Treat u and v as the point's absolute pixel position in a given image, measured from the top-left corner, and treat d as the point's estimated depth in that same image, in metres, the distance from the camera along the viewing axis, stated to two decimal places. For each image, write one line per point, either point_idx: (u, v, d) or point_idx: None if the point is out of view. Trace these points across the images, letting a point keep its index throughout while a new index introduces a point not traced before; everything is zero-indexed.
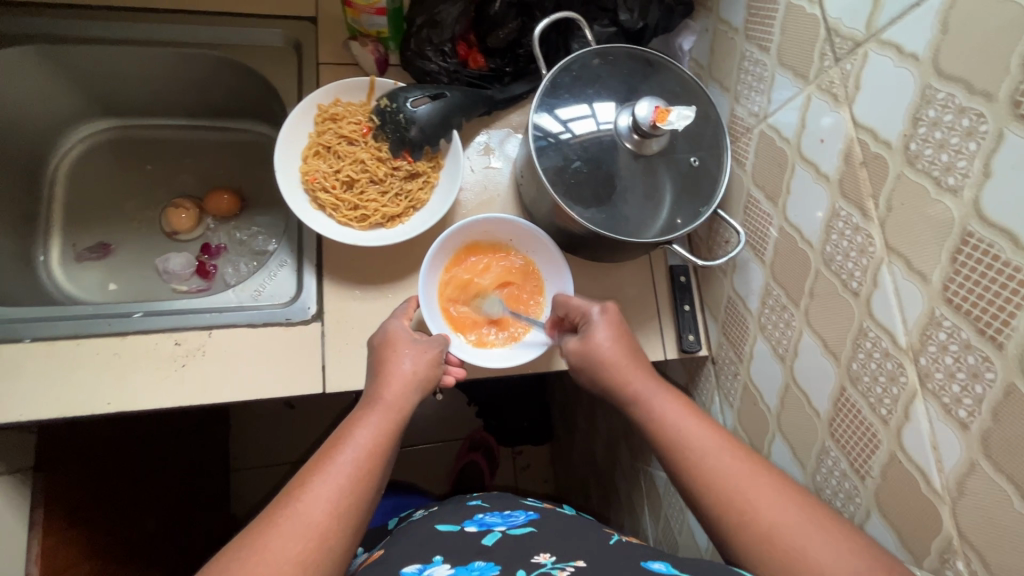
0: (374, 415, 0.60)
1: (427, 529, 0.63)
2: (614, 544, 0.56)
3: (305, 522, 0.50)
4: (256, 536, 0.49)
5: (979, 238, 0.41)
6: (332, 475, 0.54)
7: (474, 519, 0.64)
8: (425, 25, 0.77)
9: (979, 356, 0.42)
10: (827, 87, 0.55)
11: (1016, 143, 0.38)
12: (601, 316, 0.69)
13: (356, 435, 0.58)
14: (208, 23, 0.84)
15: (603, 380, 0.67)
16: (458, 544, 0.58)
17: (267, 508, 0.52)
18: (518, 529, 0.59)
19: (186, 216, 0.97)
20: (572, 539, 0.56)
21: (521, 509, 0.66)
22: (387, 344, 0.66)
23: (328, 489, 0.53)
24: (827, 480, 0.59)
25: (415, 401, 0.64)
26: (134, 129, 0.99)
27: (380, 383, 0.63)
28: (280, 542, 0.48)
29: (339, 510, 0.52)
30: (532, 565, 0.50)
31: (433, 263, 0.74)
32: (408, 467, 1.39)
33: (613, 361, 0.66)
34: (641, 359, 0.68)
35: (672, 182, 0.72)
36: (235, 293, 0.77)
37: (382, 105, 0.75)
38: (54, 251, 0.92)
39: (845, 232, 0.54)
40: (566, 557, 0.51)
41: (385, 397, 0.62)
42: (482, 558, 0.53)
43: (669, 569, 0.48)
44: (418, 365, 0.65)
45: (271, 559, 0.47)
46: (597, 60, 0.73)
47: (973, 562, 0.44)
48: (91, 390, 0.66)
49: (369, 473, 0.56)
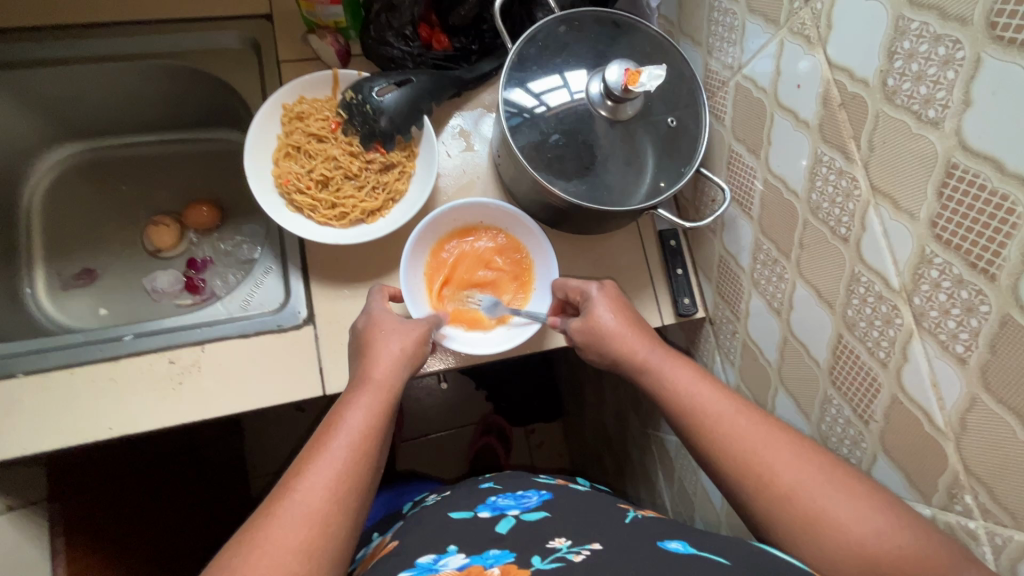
0: (365, 396, 0.60)
1: (440, 517, 0.64)
2: (630, 521, 0.56)
3: (304, 509, 0.50)
4: (255, 529, 0.49)
5: (964, 169, 0.40)
6: (327, 460, 0.54)
7: (486, 503, 0.65)
8: (383, 10, 0.75)
9: (973, 290, 0.41)
10: (798, 30, 0.53)
11: (995, 66, 0.37)
12: (598, 293, 0.69)
13: (348, 418, 0.58)
14: (160, 32, 0.81)
15: (612, 355, 0.66)
16: (472, 531, 0.58)
17: (266, 500, 0.52)
18: (532, 513, 0.60)
19: (168, 232, 0.95)
20: (583, 519, 0.56)
21: (533, 489, 0.67)
22: (373, 326, 0.66)
23: (325, 473, 0.53)
24: (832, 429, 0.59)
25: (405, 378, 0.64)
26: (103, 150, 0.97)
27: (369, 362, 0.63)
28: (281, 531, 0.48)
29: (338, 495, 0.52)
30: (547, 550, 0.50)
31: (450, 216, 0.74)
32: (423, 458, 1.40)
33: (620, 338, 0.66)
34: (645, 332, 0.67)
35: (652, 145, 0.71)
36: (223, 305, 0.76)
37: (348, 99, 0.73)
38: (39, 283, 0.91)
39: (830, 177, 0.53)
40: (581, 541, 0.51)
41: (375, 376, 0.62)
42: (496, 546, 0.53)
43: (686, 548, 0.47)
44: (406, 343, 0.65)
45: (271, 549, 0.47)
46: (563, 28, 0.71)
47: (981, 495, 0.44)
48: (92, 418, 0.66)
49: (365, 455, 0.56)
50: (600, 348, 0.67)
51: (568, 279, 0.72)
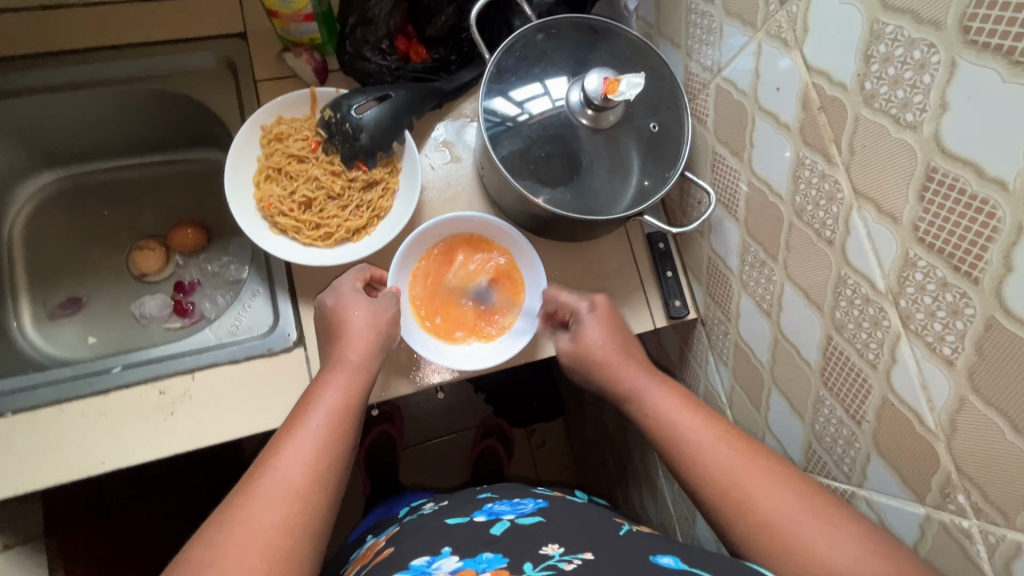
0: (340, 376, 0.62)
1: (436, 523, 0.64)
2: (624, 534, 0.56)
3: (285, 486, 0.51)
4: (235, 507, 0.49)
5: (944, 173, 0.40)
6: (304, 437, 0.55)
7: (483, 509, 0.66)
8: (358, 24, 0.75)
9: (958, 293, 0.41)
10: (775, 33, 0.53)
11: (970, 71, 0.37)
12: (590, 314, 0.70)
13: (324, 397, 0.59)
14: (133, 56, 0.80)
15: (598, 380, 0.67)
16: (467, 535, 0.59)
17: (242, 480, 0.52)
18: (527, 519, 0.60)
19: (153, 257, 0.94)
20: (580, 530, 0.56)
21: (530, 497, 0.68)
22: (342, 307, 0.66)
23: (304, 448, 0.54)
24: (826, 429, 0.59)
25: (379, 359, 0.66)
26: (84, 177, 0.96)
27: (342, 344, 0.64)
28: (262, 508, 0.49)
29: (317, 469, 0.54)
30: (540, 557, 0.50)
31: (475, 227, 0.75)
32: (424, 466, 1.40)
33: (605, 362, 0.67)
34: (633, 355, 0.68)
35: (637, 149, 0.70)
36: (212, 331, 0.75)
37: (327, 117, 0.72)
38: (25, 314, 0.89)
39: (813, 180, 0.53)
40: (574, 549, 0.51)
41: (350, 357, 0.63)
42: (489, 549, 0.54)
43: (678, 564, 0.47)
44: (378, 323, 0.66)
45: (254, 523, 0.48)
46: (541, 36, 0.71)
47: (972, 494, 0.44)
48: (84, 453, 0.66)
49: (342, 432, 0.58)
50: (587, 371, 0.68)
51: (560, 292, 0.72)
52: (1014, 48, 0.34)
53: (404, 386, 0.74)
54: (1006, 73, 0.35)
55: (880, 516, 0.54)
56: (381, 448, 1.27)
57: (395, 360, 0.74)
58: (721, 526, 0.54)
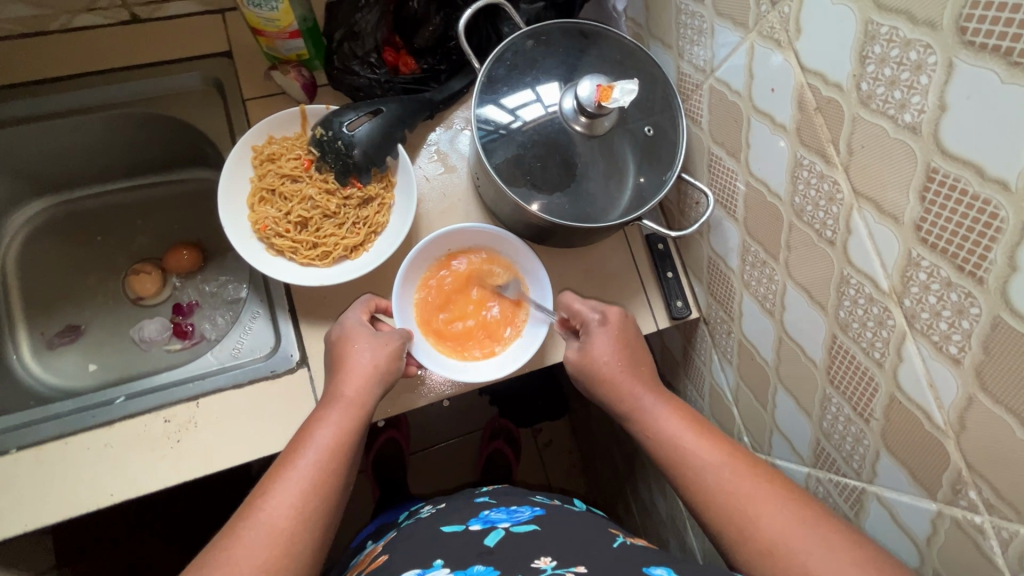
0: (335, 413, 0.62)
1: (431, 531, 0.64)
2: (618, 547, 0.56)
3: (269, 531, 0.52)
4: (220, 549, 0.51)
5: (945, 174, 0.40)
6: (293, 479, 0.56)
7: (479, 517, 0.66)
8: (345, 39, 0.74)
9: (962, 293, 0.41)
10: (768, 34, 0.52)
11: (967, 72, 0.36)
12: (600, 325, 0.69)
13: (317, 435, 0.60)
14: (119, 80, 0.79)
15: (601, 389, 0.67)
16: (460, 545, 0.59)
17: (232, 518, 0.54)
18: (523, 527, 0.61)
19: (150, 280, 0.94)
20: (576, 542, 0.56)
21: (527, 505, 0.69)
22: (346, 338, 0.67)
23: (291, 492, 0.55)
24: (834, 426, 0.59)
25: (378, 395, 0.65)
26: (74, 203, 0.95)
27: (341, 378, 0.64)
28: (244, 554, 0.50)
29: (303, 514, 0.54)
30: (533, 570, 0.50)
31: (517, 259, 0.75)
32: (432, 472, 1.40)
33: (613, 374, 0.67)
34: (640, 370, 0.68)
35: (632, 153, 0.70)
36: (214, 355, 0.75)
37: (318, 136, 0.72)
38: (24, 346, 0.88)
39: (811, 181, 0.52)
40: (567, 562, 0.51)
41: (346, 393, 0.63)
42: (482, 561, 0.54)
43: None
44: (379, 359, 0.65)
45: (234, 570, 0.49)
46: (531, 42, 0.70)
47: (984, 490, 0.44)
48: (92, 486, 0.65)
49: (333, 473, 0.58)
50: (592, 384, 0.68)
51: (575, 299, 0.72)
52: (1011, 49, 0.34)
53: (408, 401, 0.74)
54: (1004, 73, 0.34)
55: (892, 512, 0.54)
56: (388, 457, 1.27)
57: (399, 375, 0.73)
58: (732, 530, 0.54)
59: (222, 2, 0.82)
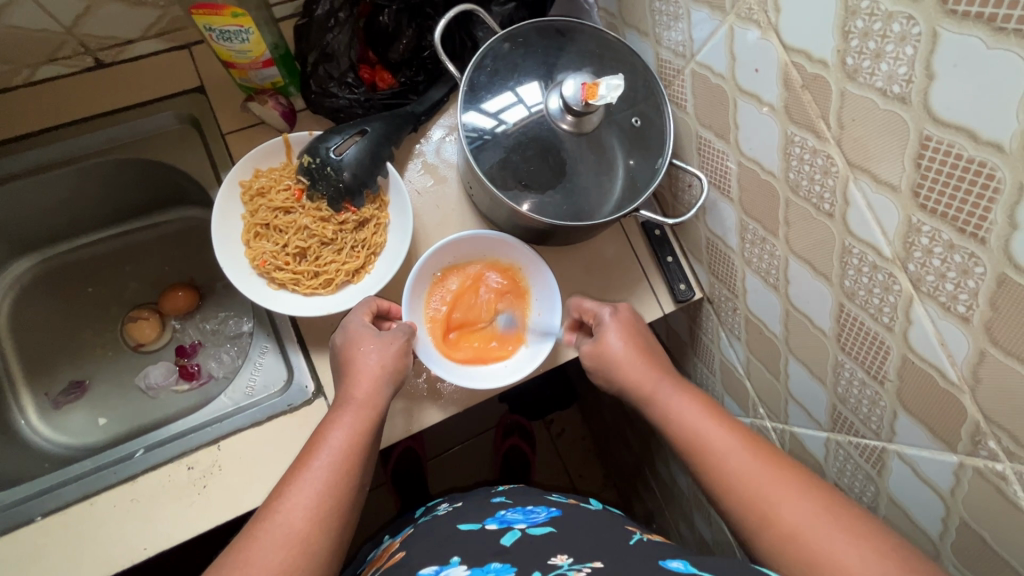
0: (347, 415, 0.62)
1: (449, 531, 0.65)
2: (633, 544, 0.57)
3: (286, 531, 0.53)
4: (239, 550, 0.52)
5: (938, 141, 0.40)
6: (308, 481, 0.56)
7: (495, 516, 0.67)
8: (319, 61, 0.74)
9: (966, 254, 0.42)
10: (746, 16, 0.53)
11: (951, 41, 0.37)
12: (613, 318, 0.71)
13: (330, 438, 0.60)
14: (91, 128, 0.78)
15: (618, 379, 0.69)
16: (475, 542, 0.60)
17: (251, 519, 0.54)
18: (538, 527, 0.61)
19: (148, 325, 0.93)
20: (594, 542, 0.57)
21: (543, 505, 0.69)
22: (352, 342, 0.66)
23: (307, 493, 0.55)
24: (849, 391, 0.61)
25: (388, 397, 0.65)
26: (57, 258, 0.93)
27: (351, 382, 0.64)
28: (262, 552, 0.51)
29: (319, 514, 0.54)
30: (550, 566, 0.52)
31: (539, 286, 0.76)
32: (453, 478, 1.41)
33: (625, 368, 0.68)
34: (650, 359, 0.69)
35: (620, 145, 0.70)
36: (228, 396, 0.74)
37: (305, 164, 0.72)
38: (30, 409, 0.87)
39: (805, 156, 0.53)
40: (583, 557, 0.53)
41: (357, 396, 0.63)
42: (498, 558, 0.55)
43: (687, 567, 0.49)
44: (385, 358, 0.65)
45: (253, 569, 0.50)
46: (508, 45, 0.70)
47: (1003, 439, 0.45)
48: (122, 542, 0.65)
49: (348, 473, 0.58)
50: (609, 375, 0.69)
51: (582, 300, 0.75)
52: (995, 15, 0.34)
53: (426, 414, 0.74)
54: (989, 40, 0.35)
55: (915, 468, 0.56)
56: (409, 468, 1.27)
57: (415, 391, 0.74)
58: (763, 504, 0.55)
59: (188, 37, 0.80)
